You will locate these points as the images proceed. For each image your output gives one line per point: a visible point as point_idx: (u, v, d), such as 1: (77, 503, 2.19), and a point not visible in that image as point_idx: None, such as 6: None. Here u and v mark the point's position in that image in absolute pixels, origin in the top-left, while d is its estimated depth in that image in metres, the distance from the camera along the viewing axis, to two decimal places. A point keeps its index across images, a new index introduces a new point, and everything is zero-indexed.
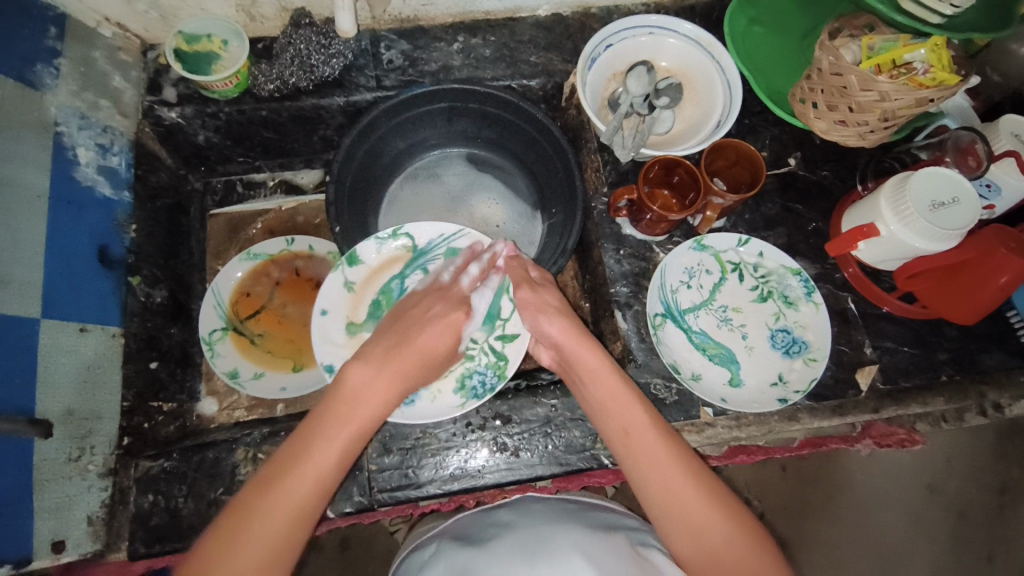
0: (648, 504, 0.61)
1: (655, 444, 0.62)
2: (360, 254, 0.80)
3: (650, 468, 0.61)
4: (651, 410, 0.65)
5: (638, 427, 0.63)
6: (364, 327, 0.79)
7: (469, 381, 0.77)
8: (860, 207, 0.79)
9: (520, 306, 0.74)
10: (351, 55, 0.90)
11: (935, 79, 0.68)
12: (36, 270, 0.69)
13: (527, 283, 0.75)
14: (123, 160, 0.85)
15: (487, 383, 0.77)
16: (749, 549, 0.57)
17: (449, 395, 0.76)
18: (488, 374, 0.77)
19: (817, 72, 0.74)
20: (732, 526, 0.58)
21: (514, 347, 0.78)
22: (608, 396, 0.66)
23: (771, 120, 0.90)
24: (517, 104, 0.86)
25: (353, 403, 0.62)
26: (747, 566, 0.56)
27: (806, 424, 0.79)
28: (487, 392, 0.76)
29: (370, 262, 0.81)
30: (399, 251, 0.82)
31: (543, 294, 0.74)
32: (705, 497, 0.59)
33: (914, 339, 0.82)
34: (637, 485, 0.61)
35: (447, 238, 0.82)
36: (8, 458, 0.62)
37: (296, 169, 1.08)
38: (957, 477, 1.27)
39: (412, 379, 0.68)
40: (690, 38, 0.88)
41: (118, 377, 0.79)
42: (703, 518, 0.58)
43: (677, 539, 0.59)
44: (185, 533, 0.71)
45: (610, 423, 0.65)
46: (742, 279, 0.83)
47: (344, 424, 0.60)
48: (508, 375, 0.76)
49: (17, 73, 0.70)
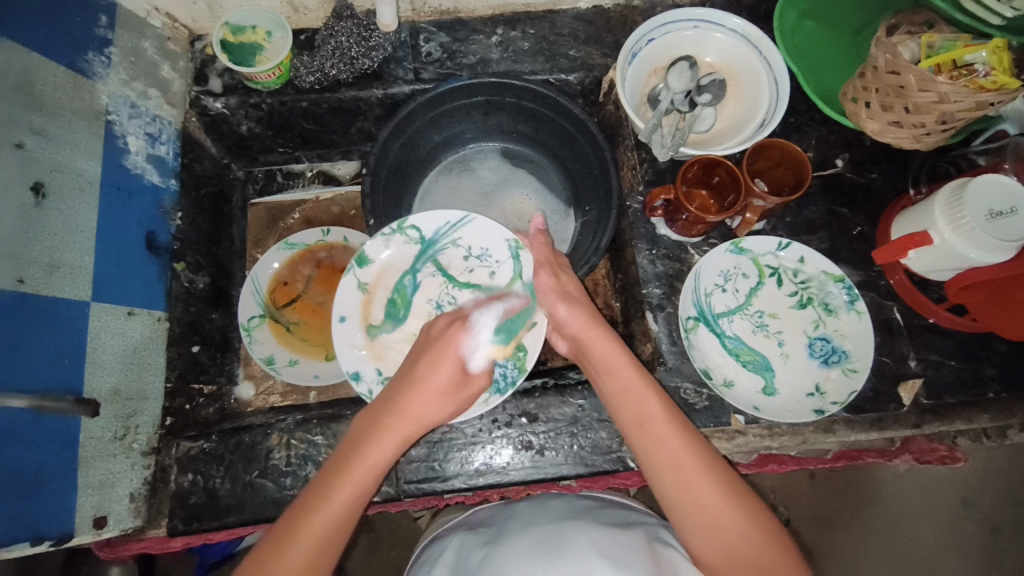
0: (664, 498, 0.60)
1: (671, 436, 0.61)
2: (369, 254, 0.80)
3: (664, 459, 0.60)
4: (667, 403, 0.64)
5: (655, 419, 0.62)
6: (383, 327, 0.80)
7: (492, 373, 0.75)
8: (912, 215, 0.75)
9: (540, 290, 0.75)
10: (390, 48, 0.90)
11: (997, 82, 0.64)
12: (87, 254, 0.72)
13: (550, 263, 0.76)
14: (170, 149, 0.88)
15: (508, 376, 0.75)
16: (764, 545, 0.57)
17: None
18: (508, 367, 0.75)
19: (873, 70, 0.70)
20: (748, 521, 0.57)
21: (532, 336, 0.76)
22: (623, 385, 0.65)
23: (818, 119, 0.86)
24: (553, 98, 0.85)
25: (352, 458, 0.59)
26: (762, 563, 0.56)
27: (842, 436, 0.77)
28: (508, 386, 0.75)
29: (380, 259, 0.81)
30: (408, 245, 0.82)
31: (564, 278, 0.75)
32: (721, 491, 0.58)
33: (960, 352, 0.79)
34: (652, 478, 0.61)
35: (454, 225, 0.82)
36: (57, 436, 0.65)
37: (334, 160, 1.10)
38: (994, 492, 1.21)
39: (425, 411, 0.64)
40: (737, 33, 0.85)
41: (162, 359, 0.82)
42: (719, 513, 0.58)
43: (694, 534, 0.58)
44: (221, 512, 0.74)
45: (625, 414, 0.64)
46: (780, 284, 0.81)
47: (339, 487, 0.57)
48: (527, 367, 0.75)
49: (69, 62, 0.72)
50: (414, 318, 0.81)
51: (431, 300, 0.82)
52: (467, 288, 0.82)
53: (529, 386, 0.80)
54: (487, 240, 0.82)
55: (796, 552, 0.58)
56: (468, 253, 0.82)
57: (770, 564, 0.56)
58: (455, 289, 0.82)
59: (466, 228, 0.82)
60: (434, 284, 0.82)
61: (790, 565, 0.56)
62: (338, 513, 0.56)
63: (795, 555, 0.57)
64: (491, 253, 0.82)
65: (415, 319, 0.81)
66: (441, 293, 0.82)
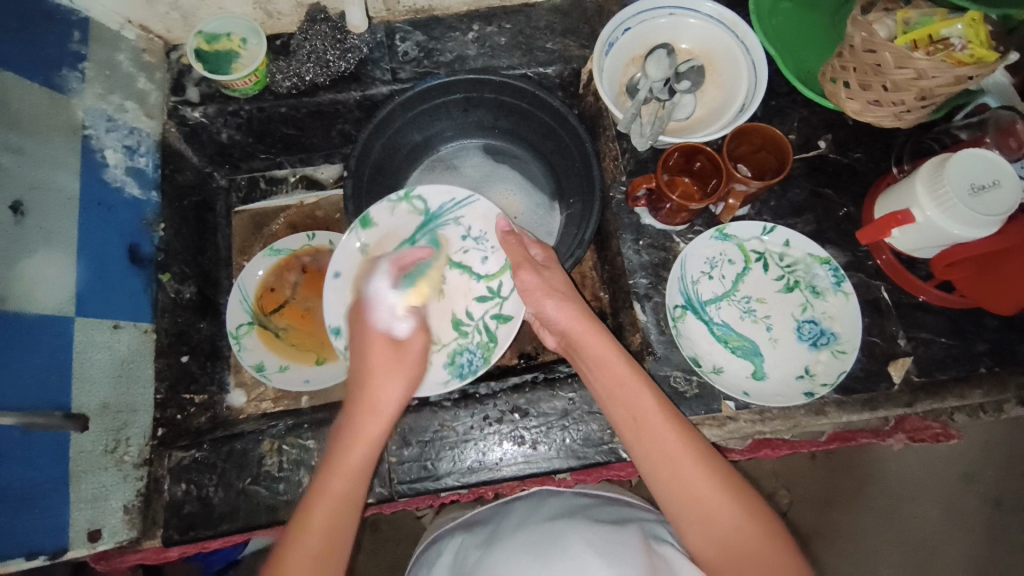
0: (658, 491, 0.60)
1: (665, 430, 0.61)
2: (373, 217, 0.80)
3: (657, 452, 0.60)
4: (661, 396, 0.63)
5: (648, 413, 0.62)
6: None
7: (458, 358, 0.79)
8: (894, 193, 0.75)
9: (523, 290, 0.73)
10: (366, 49, 0.90)
11: (974, 56, 0.64)
12: (70, 270, 0.72)
13: (528, 263, 0.73)
14: (150, 161, 0.88)
15: (473, 363, 0.79)
16: (759, 537, 0.56)
17: (439, 369, 0.78)
18: (476, 355, 0.79)
19: (849, 49, 0.70)
20: (742, 512, 0.57)
21: (505, 330, 0.79)
22: (617, 379, 0.65)
23: (799, 101, 0.86)
24: (532, 92, 0.84)
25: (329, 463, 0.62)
26: (759, 556, 0.55)
27: (834, 418, 0.76)
28: (471, 373, 0.78)
29: (383, 225, 0.81)
30: (411, 215, 0.82)
31: (549, 274, 0.73)
32: (715, 484, 0.58)
33: (950, 329, 0.78)
34: (646, 472, 0.61)
35: (458, 202, 0.83)
36: (46, 452, 0.65)
37: (317, 165, 1.10)
38: (996, 466, 1.21)
39: (373, 401, 0.66)
40: (712, 18, 0.84)
41: (150, 371, 0.82)
42: (713, 506, 0.57)
43: (688, 526, 0.58)
44: (216, 520, 0.75)
45: (618, 409, 0.64)
46: (766, 269, 0.81)
47: (323, 492, 0.60)
48: (492, 360, 0.78)
49: (44, 78, 0.71)
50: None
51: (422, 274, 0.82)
52: (459, 268, 0.82)
53: (520, 381, 0.80)
54: (485, 224, 0.82)
55: (794, 544, 0.57)
56: (467, 234, 0.83)
57: (767, 556, 0.55)
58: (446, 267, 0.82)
59: (469, 209, 0.83)
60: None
61: (789, 557, 0.56)
62: (329, 514, 0.59)
63: (793, 547, 0.57)
64: (489, 238, 0.82)
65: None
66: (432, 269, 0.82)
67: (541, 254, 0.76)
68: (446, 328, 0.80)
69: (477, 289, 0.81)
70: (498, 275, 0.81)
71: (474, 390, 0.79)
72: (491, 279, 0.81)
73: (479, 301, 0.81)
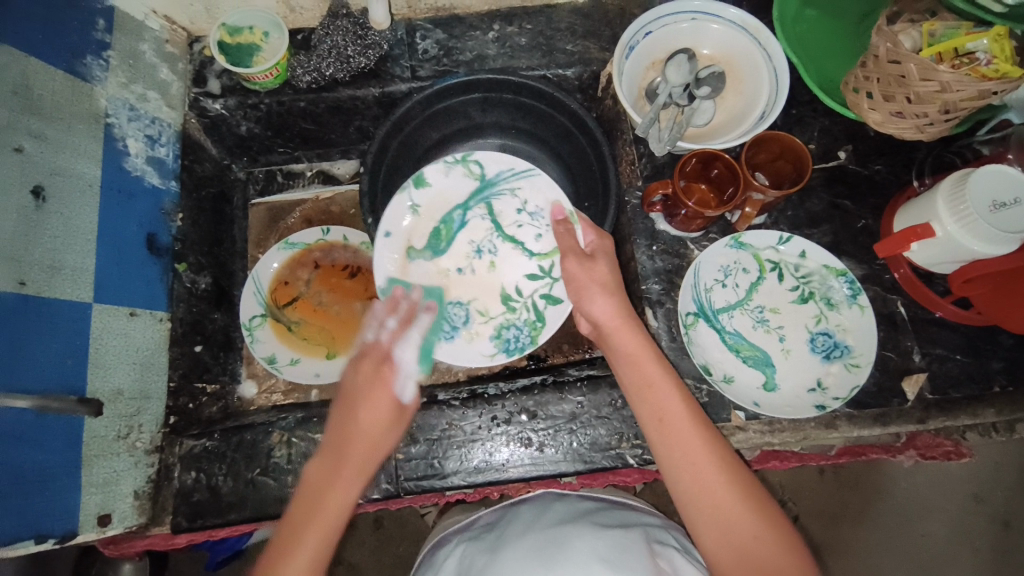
0: (676, 493, 0.60)
1: (691, 434, 0.60)
2: (427, 177, 0.83)
3: (679, 454, 0.60)
4: (688, 399, 0.63)
5: (675, 416, 0.61)
6: (420, 255, 0.83)
7: (504, 332, 0.82)
8: (915, 206, 0.74)
9: (569, 279, 0.72)
10: (386, 45, 0.90)
11: (999, 71, 0.63)
12: (88, 256, 0.72)
13: (575, 253, 0.72)
14: (171, 151, 0.89)
15: (520, 341, 0.81)
16: (777, 546, 0.56)
17: (484, 341, 0.81)
18: (523, 331, 0.82)
19: (873, 60, 0.69)
20: (760, 521, 0.57)
21: (554, 311, 0.81)
22: (644, 378, 0.64)
23: (820, 111, 0.85)
24: (550, 94, 0.84)
25: (316, 503, 0.62)
26: (775, 566, 0.55)
27: (844, 432, 0.76)
28: (516, 350, 0.81)
29: (436, 186, 0.84)
30: (467, 179, 0.84)
31: (592, 266, 0.71)
32: (735, 491, 0.58)
33: (966, 346, 0.77)
34: (667, 474, 0.61)
35: (517, 173, 0.84)
36: (61, 435, 0.66)
37: (334, 160, 1.11)
38: (1005, 487, 1.20)
39: (366, 457, 0.65)
40: (735, 24, 0.83)
41: (165, 359, 0.83)
42: (734, 513, 0.57)
43: (703, 530, 0.58)
44: (224, 509, 0.75)
45: (644, 408, 0.63)
46: (781, 279, 0.80)
47: (310, 535, 0.60)
48: (540, 340, 0.81)
49: (68, 66, 0.72)
50: (451, 254, 0.84)
51: (473, 241, 0.85)
52: (511, 241, 0.84)
53: (529, 383, 0.80)
54: (542, 200, 0.83)
55: (810, 556, 0.57)
56: (522, 207, 0.84)
57: (783, 567, 0.55)
58: (499, 238, 0.85)
59: (528, 181, 0.84)
60: (481, 227, 0.85)
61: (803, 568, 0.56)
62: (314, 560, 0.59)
63: (809, 560, 0.57)
64: (544, 215, 0.83)
65: (452, 257, 0.84)
66: (484, 238, 0.85)
67: (592, 241, 0.73)
68: (495, 302, 0.83)
69: (529, 265, 0.84)
70: (550, 255, 0.83)
71: (482, 390, 0.79)
72: (543, 258, 0.84)
73: (530, 278, 0.83)
